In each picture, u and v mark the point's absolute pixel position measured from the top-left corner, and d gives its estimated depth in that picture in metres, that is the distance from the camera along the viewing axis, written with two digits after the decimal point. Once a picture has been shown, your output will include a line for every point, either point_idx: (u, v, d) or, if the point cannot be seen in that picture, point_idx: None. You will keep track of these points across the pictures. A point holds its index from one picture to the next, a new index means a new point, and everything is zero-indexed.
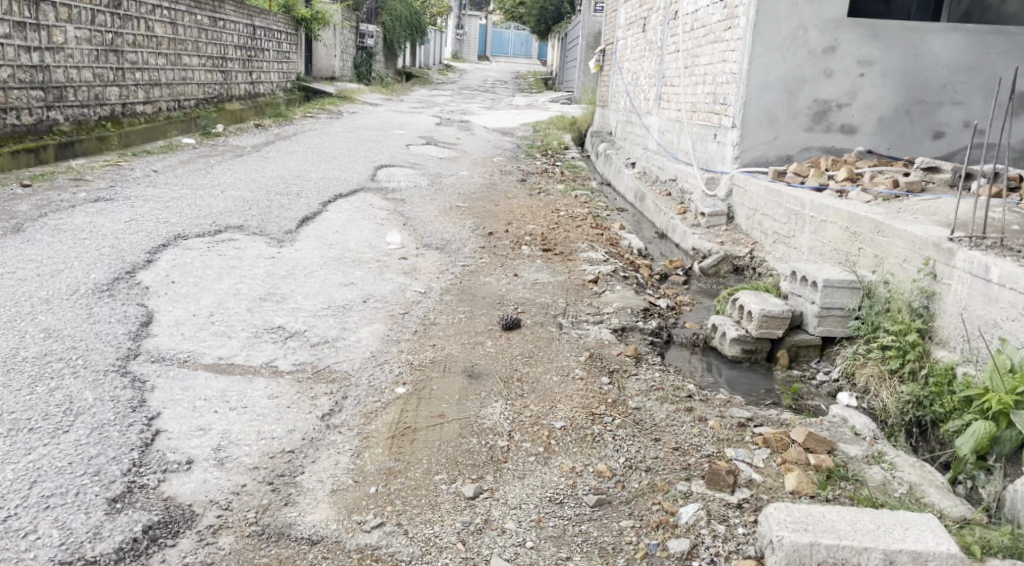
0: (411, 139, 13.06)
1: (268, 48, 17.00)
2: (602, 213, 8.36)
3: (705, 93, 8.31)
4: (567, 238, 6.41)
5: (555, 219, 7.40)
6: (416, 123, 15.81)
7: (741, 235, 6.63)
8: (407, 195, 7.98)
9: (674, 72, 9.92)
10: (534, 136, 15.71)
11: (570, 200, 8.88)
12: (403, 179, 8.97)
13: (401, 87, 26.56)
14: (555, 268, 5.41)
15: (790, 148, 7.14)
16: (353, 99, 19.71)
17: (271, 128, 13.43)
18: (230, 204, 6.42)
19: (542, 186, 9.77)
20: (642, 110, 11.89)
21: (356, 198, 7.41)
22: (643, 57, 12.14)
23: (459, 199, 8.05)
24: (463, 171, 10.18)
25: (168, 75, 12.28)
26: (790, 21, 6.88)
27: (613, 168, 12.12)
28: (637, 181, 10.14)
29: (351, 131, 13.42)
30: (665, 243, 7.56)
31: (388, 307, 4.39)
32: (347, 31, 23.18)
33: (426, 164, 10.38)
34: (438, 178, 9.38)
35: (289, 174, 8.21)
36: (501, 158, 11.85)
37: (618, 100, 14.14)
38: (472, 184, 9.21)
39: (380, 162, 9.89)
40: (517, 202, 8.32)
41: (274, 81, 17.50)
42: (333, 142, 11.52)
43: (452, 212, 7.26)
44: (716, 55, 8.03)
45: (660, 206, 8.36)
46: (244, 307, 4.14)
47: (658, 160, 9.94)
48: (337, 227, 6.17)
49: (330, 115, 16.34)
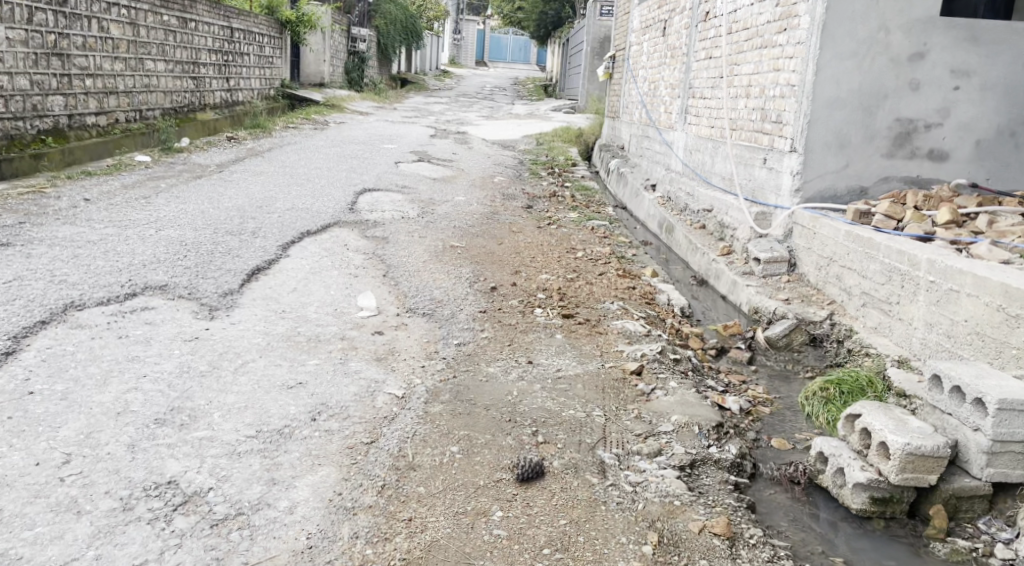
0: (402, 154, 11.70)
1: (248, 52, 15.62)
2: (626, 250, 6.98)
3: (750, 110, 6.97)
4: (591, 297, 5.03)
5: (571, 265, 6.02)
6: (409, 135, 14.45)
7: (809, 289, 5.29)
8: (392, 231, 6.61)
9: (706, 83, 8.59)
10: (538, 150, 14.37)
11: (588, 234, 7.51)
12: (389, 209, 7.60)
13: (395, 94, 25.23)
14: (581, 347, 4.04)
15: (864, 178, 5.82)
16: (341, 108, 18.32)
17: (245, 141, 12.06)
18: (160, 251, 5.03)
19: (553, 214, 8.43)
20: (664, 125, 10.55)
21: (326, 239, 6.04)
22: (663, 64, 10.83)
23: (454, 235, 6.67)
24: (461, 196, 8.82)
25: (127, 82, 10.90)
26: (867, 22, 5.58)
27: (630, 190, 10.77)
28: (662, 209, 8.79)
29: (336, 146, 12.08)
30: (706, 293, 6.20)
31: (349, 427, 3.02)
32: (337, 35, 21.82)
33: (417, 188, 9.01)
34: (430, 207, 8.03)
35: (249, 205, 6.82)
36: (503, 179, 10.51)
37: (632, 112, 12.85)
38: (469, 215, 7.85)
39: (363, 186, 8.55)
40: (525, 238, 6.94)
41: (255, 88, 16.11)
42: (313, 160, 10.14)
43: (445, 256, 5.87)
44: (766, 63, 6.70)
45: (697, 244, 7.00)
46: (115, 429, 2.82)
47: (689, 185, 8.59)
48: (296, 284, 4.78)
49: (314, 126, 14.98)
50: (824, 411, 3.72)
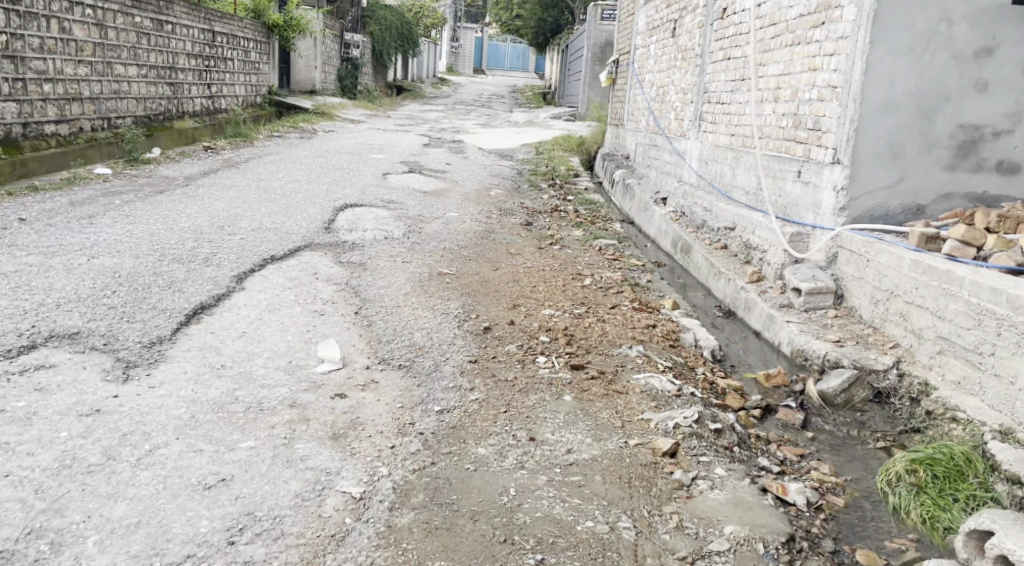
0: (392, 165, 10.85)
1: (231, 56, 14.79)
2: (640, 274, 6.13)
3: (781, 116, 6.16)
4: (603, 341, 4.19)
5: (578, 296, 5.18)
6: (400, 144, 13.62)
7: (863, 328, 4.44)
8: (372, 255, 5.77)
9: (725, 86, 7.78)
10: (537, 159, 13.55)
11: (595, 256, 6.67)
12: (371, 228, 6.76)
13: (390, 101, 24.42)
14: (596, 413, 3.19)
15: (922, 195, 4.99)
16: (331, 115, 17.49)
17: (223, 151, 11.23)
18: (85, 286, 4.19)
19: (555, 233, 7.58)
20: (675, 133, 9.72)
21: (293, 267, 5.20)
22: (674, 67, 10.02)
23: (441, 260, 5.83)
24: (453, 212, 7.98)
25: (93, 87, 10.08)
26: (926, 11, 4.77)
27: (638, 204, 9.94)
28: (676, 226, 7.94)
29: (320, 156, 11.25)
30: (734, 328, 5.34)
31: (279, 552, 2.41)
32: (329, 41, 21.03)
33: (404, 202, 8.19)
34: (419, 224, 7.20)
35: (208, 226, 5.98)
36: (500, 192, 9.68)
37: (638, 119, 12.04)
38: (461, 233, 7.01)
39: (345, 201, 7.72)
40: (524, 263, 6.09)
41: (239, 95, 15.28)
42: (292, 172, 9.29)
43: (430, 286, 5.02)
44: (800, 63, 5.89)
45: (720, 269, 6.14)
46: None
47: (706, 199, 7.76)
48: (246, 327, 3.94)
49: (301, 135, 14.16)
50: (916, 504, 2.99)
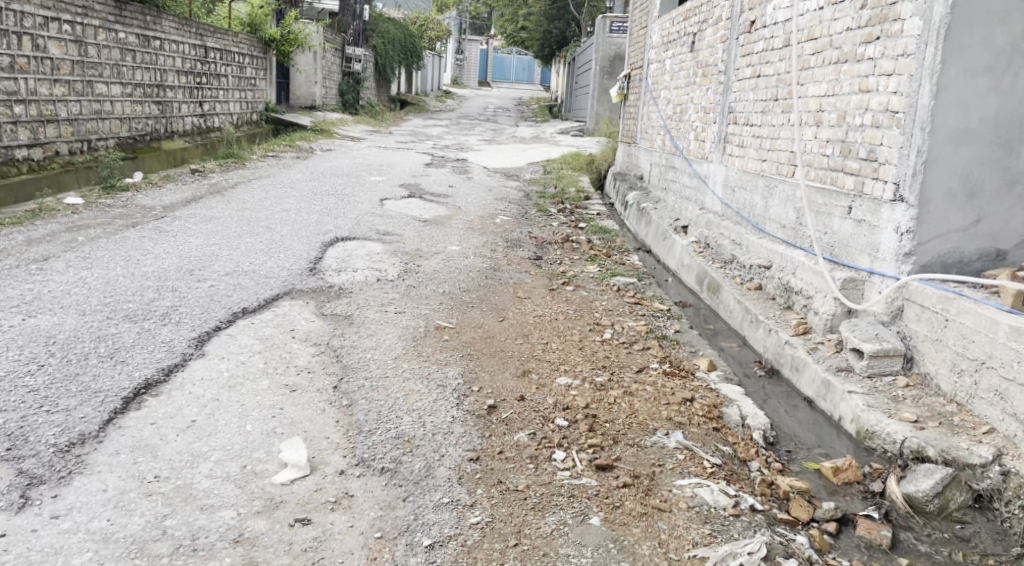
0: (391, 188, 10.15)
1: (224, 73, 14.06)
2: (666, 323, 5.39)
3: (827, 143, 5.46)
4: (631, 423, 3.48)
5: (595, 356, 4.46)
6: (401, 164, 12.91)
7: (944, 404, 3.72)
8: (361, 304, 5.04)
9: (755, 107, 7.07)
10: (545, 179, 12.81)
11: (614, 299, 5.93)
12: (363, 268, 6.04)
13: (393, 116, 23.80)
14: (633, 548, 2.72)
15: (1001, 239, 4.40)
16: (330, 133, 16.80)
17: (211, 174, 10.54)
18: (7, 359, 3.50)
19: (568, 269, 6.85)
20: (695, 155, 9.00)
21: (266, 324, 4.47)
22: (693, 84, 9.34)
23: (437, 310, 5.10)
24: (455, 245, 7.25)
25: (72, 108, 9.41)
26: (1007, 29, 4.18)
27: (656, 232, 9.20)
28: (701, 260, 7.20)
29: (315, 178, 10.56)
30: (779, 392, 4.59)
31: None
32: (330, 55, 20.36)
33: (402, 234, 7.46)
34: (416, 262, 6.47)
35: (176, 270, 5.27)
36: (507, 219, 8.94)
37: (652, 138, 11.37)
38: (463, 272, 6.28)
39: (337, 235, 7.02)
40: (533, 311, 5.36)
41: (233, 112, 14.56)
42: (282, 199, 8.58)
43: (425, 348, 4.29)
44: (850, 84, 5.21)
45: (757, 316, 5.40)
46: None
47: (736, 231, 7.03)
48: (195, 414, 3.22)
49: (296, 155, 13.48)
50: None
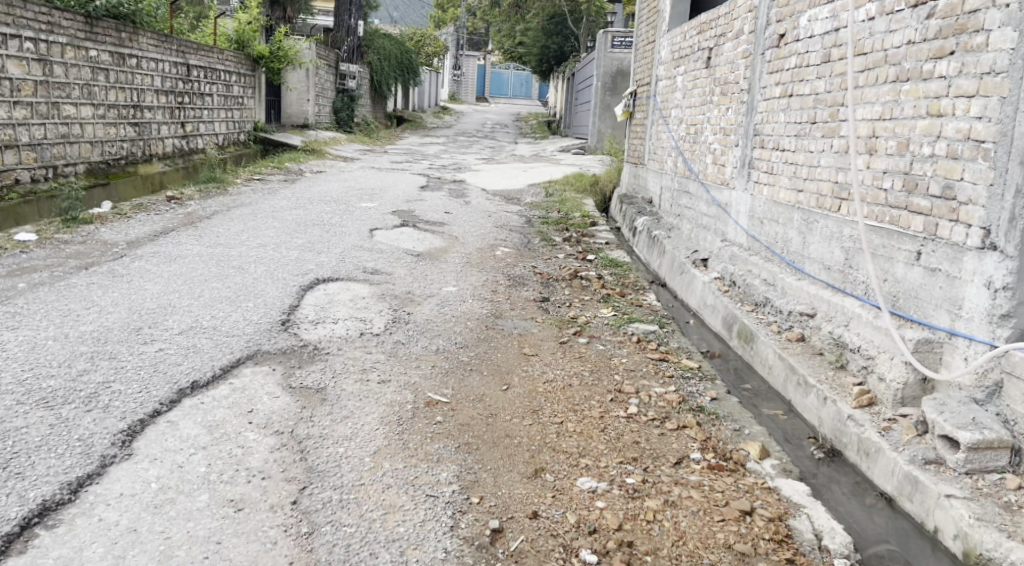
0: (382, 216, 9.36)
1: (208, 92, 13.21)
2: (698, 388, 4.59)
3: (885, 175, 4.69)
4: (682, 553, 2.87)
5: (618, 440, 3.66)
6: (394, 187, 12.09)
7: None
8: (338, 370, 4.23)
9: (787, 129, 6.31)
10: (547, 202, 12.02)
11: (635, 354, 5.12)
12: (344, 320, 5.21)
13: (388, 133, 23.02)
14: None
15: None
16: (321, 153, 16.00)
17: (188, 201, 9.73)
18: None
19: (579, 314, 6.03)
20: (713, 180, 8.22)
21: (218, 405, 3.64)
22: (709, 103, 8.59)
23: (427, 378, 4.27)
24: (450, 285, 6.44)
25: (35, 132, 8.62)
26: None
27: (671, 263, 8.40)
28: (729, 301, 6.41)
29: (300, 205, 9.76)
30: (846, 483, 3.82)
31: None
32: (323, 71, 19.55)
33: (392, 273, 6.63)
34: (408, 309, 5.65)
35: (120, 329, 4.43)
36: (508, 251, 8.12)
37: (662, 159, 10.64)
38: (459, 321, 5.46)
39: (317, 276, 6.22)
40: (540, 373, 4.56)
41: (218, 132, 13.69)
42: (260, 232, 7.74)
43: (412, 435, 3.47)
44: (915, 106, 4.45)
45: (807, 378, 4.62)
46: None
47: (769, 270, 6.24)
48: (99, 559, 2.61)
49: (284, 178, 12.69)
50: None
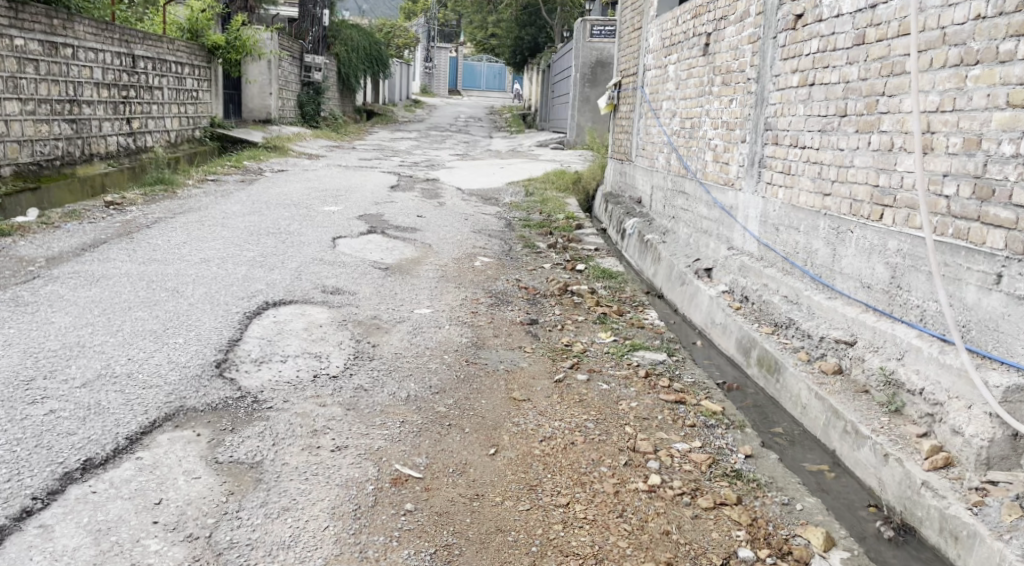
0: (347, 222, 8.46)
1: (157, 84, 12.17)
2: (728, 440, 3.78)
3: (946, 179, 3.88)
4: None
5: (642, 533, 2.89)
6: (362, 187, 11.17)
7: None
8: (281, 433, 3.37)
9: (807, 124, 5.49)
10: (528, 203, 11.16)
11: (646, 394, 4.29)
12: (294, 360, 4.33)
13: (357, 129, 22.02)
14: None
15: None
16: (284, 150, 15.01)
17: (130, 207, 8.76)
18: None
19: (574, 340, 5.20)
20: (714, 180, 7.40)
21: (114, 496, 2.82)
22: (708, 94, 7.76)
23: (394, 439, 3.40)
24: (424, 306, 5.57)
25: None
26: None
27: (668, 273, 7.58)
28: (743, 320, 5.60)
29: (255, 210, 8.82)
30: None
31: None
32: (286, 63, 18.50)
33: (356, 293, 5.75)
34: (374, 341, 4.79)
35: (5, 382, 3.55)
36: (489, 262, 7.26)
37: (652, 155, 9.83)
38: (435, 354, 4.60)
39: (267, 300, 5.33)
40: (534, 428, 3.70)
41: (169, 128, 12.66)
42: (205, 243, 6.83)
43: (373, 537, 2.73)
44: (989, 96, 3.66)
45: (859, 425, 3.82)
46: None
47: (790, 285, 5.44)
48: None
49: (242, 178, 11.71)
50: None
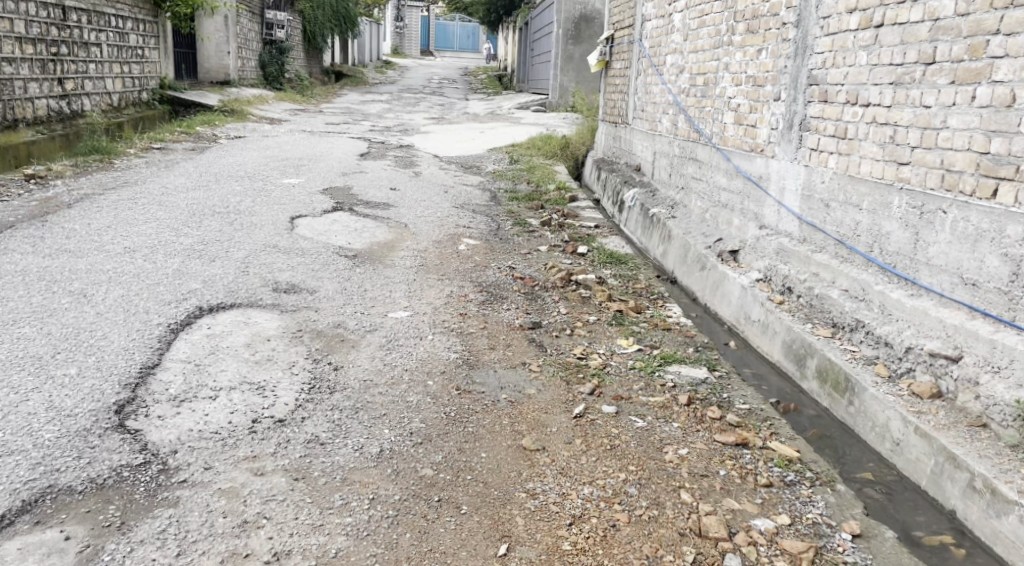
0: (309, 197, 7.34)
1: (93, 40, 10.84)
2: (822, 508, 2.79)
3: None
4: None
5: None
6: (328, 156, 10.03)
7: None
8: (193, 532, 2.43)
9: (871, 74, 4.41)
10: (513, 171, 10.07)
11: (693, 434, 3.23)
12: (225, 397, 3.26)
13: (325, 91, 20.67)
14: None
15: None
16: (242, 114, 13.74)
17: (56, 182, 7.57)
18: None
19: (589, 351, 4.15)
20: (736, 144, 6.31)
21: None
22: (727, 43, 6.64)
23: (359, 534, 2.47)
24: (401, 309, 4.51)
25: None
26: None
27: (683, 254, 6.53)
28: (791, 318, 4.54)
29: (201, 184, 7.66)
30: None
31: None
32: (244, 19, 17.08)
33: (316, 292, 4.67)
34: (334, 363, 3.71)
35: None
36: (475, 244, 6.19)
37: (653, 116, 8.74)
38: (413, 381, 3.54)
39: (199, 304, 4.25)
40: (557, 501, 2.69)
41: (110, 90, 11.37)
42: (133, 228, 5.71)
43: None
44: None
45: (996, 483, 2.85)
46: None
47: (851, 276, 4.38)
48: None
49: (192, 147, 10.50)
50: None
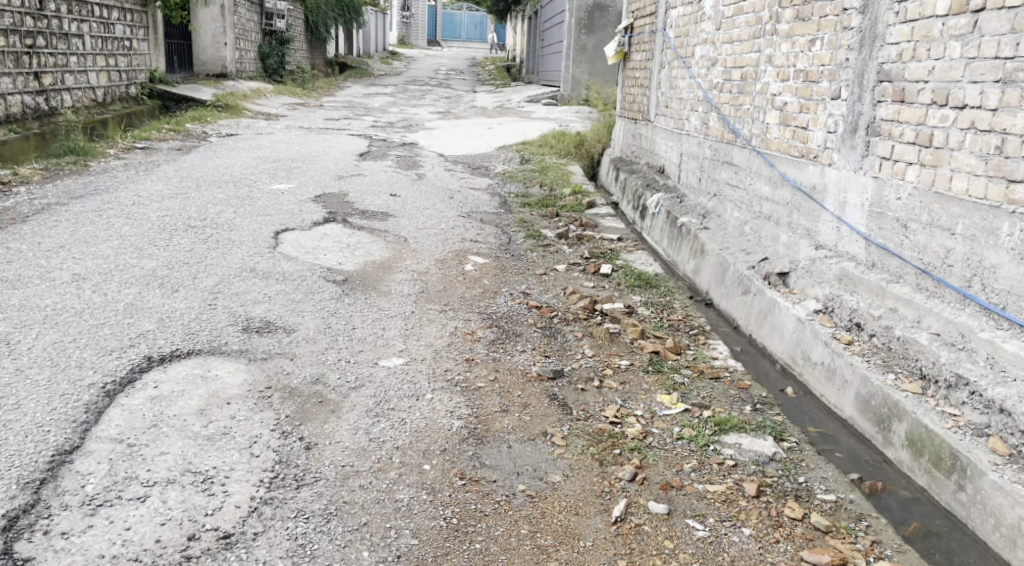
0: (298, 204, 6.56)
1: (75, 31, 10.05)
2: None
3: None
4: None
5: None
6: (325, 155, 9.24)
7: None
8: None
9: (967, 70, 3.61)
10: (525, 172, 9.28)
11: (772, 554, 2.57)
12: (157, 499, 2.52)
13: (327, 82, 19.84)
14: None
15: None
16: (237, 109, 12.94)
17: (20, 189, 6.80)
18: None
19: (623, 413, 3.37)
20: (782, 148, 5.49)
21: None
22: (769, 31, 5.81)
23: None
24: (394, 354, 3.74)
25: None
26: None
27: (719, 274, 5.73)
28: (866, 365, 3.72)
29: (179, 191, 6.89)
30: None
31: None
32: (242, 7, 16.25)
33: (294, 332, 3.89)
34: (307, 439, 2.92)
35: None
36: (484, 263, 5.41)
37: (679, 112, 7.92)
38: (405, 468, 2.77)
39: (149, 353, 3.47)
40: None
41: (94, 85, 10.60)
42: (89, 248, 4.93)
43: None
44: None
45: None
46: None
47: (942, 317, 3.59)
48: None
49: (180, 146, 9.73)
50: None
